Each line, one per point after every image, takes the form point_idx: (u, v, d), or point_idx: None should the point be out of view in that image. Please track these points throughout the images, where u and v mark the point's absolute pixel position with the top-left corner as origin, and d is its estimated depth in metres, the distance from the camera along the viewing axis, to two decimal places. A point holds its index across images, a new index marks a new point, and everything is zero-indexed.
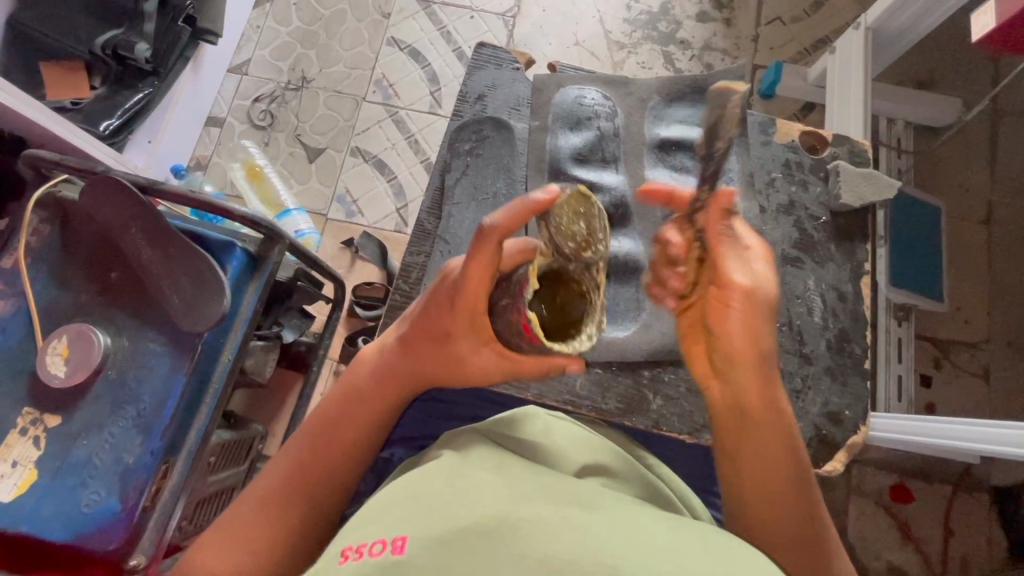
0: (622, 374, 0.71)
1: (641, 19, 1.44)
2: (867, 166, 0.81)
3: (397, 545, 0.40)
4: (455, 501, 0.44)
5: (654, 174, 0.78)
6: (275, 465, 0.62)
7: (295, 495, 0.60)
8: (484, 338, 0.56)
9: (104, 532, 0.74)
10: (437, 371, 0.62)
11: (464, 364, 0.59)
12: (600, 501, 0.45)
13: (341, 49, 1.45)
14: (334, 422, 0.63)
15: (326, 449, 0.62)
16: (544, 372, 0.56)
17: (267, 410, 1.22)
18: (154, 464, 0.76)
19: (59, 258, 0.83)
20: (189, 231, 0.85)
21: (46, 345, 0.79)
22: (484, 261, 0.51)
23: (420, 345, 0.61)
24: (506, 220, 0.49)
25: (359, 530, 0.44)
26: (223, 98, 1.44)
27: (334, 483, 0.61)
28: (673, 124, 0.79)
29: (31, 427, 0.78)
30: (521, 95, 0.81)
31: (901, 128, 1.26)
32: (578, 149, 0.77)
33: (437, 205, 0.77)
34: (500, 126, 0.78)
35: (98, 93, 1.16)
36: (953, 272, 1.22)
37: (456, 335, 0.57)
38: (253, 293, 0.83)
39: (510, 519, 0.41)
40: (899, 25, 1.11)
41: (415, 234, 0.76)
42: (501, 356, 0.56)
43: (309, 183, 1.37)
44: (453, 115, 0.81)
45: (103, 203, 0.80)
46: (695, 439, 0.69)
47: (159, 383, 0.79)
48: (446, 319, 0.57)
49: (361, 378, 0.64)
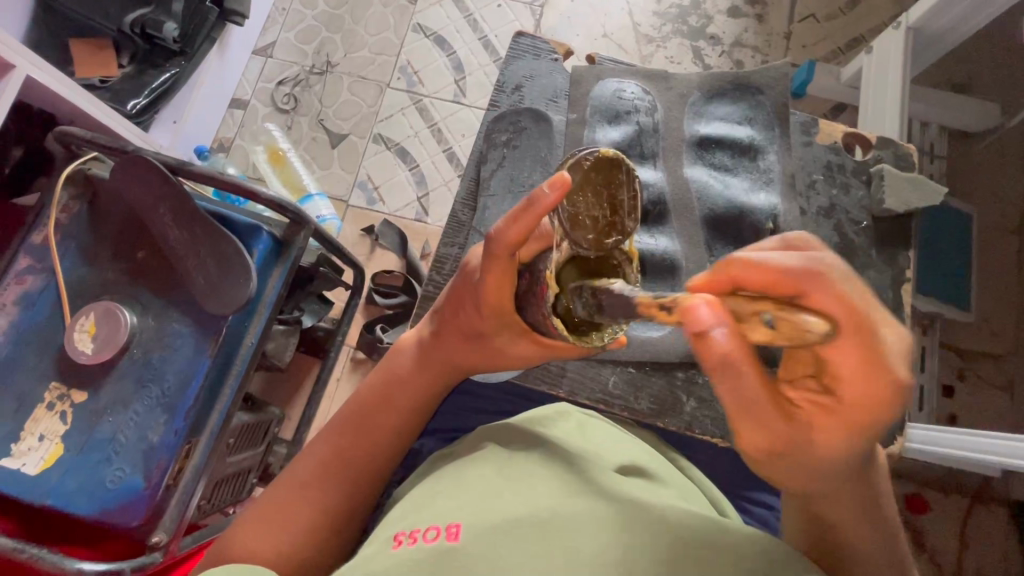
0: (656, 374, 0.71)
1: (671, 12, 1.41)
2: (911, 170, 0.79)
3: (451, 531, 0.47)
4: (502, 493, 0.51)
5: (693, 172, 0.76)
6: (314, 450, 0.63)
7: (337, 480, 0.61)
8: (520, 331, 0.57)
9: (128, 509, 0.75)
10: (474, 361, 0.64)
11: (503, 355, 0.62)
12: (627, 506, 0.49)
13: (366, 34, 1.44)
14: (373, 411, 0.64)
15: (366, 436, 0.63)
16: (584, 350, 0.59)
17: (285, 393, 1.23)
18: (177, 443, 0.77)
19: (88, 235, 0.83)
20: (215, 212, 0.84)
21: (73, 322, 0.79)
22: (500, 264, 0.52)
23: (455, 341, 0.63)
24: (514, 228, 0.48)
25: (416, 515, 0.52)
26: (247, 80, 1.43)
27: (374, 470, 0.62)
28: (713, 122, 0.78)
29: (58, 402, 0.78)
30: (559, 86, 0.81)
31: (933, 134, 1.24)
32: (617, 144, 0.76)
33: (473, 198, 0.78)
34: (539, 118, 0.77)
35: (125, 71, 1.16)
36: (982, 282, 1.19)
37: (490, 334, 0.60)
38: (278, 277, 0.83)
39: (545, 515, 0.48)
40: (939, 26, 1.08)
41: (450, 225, 0.77)
42: (539, 343, 0.59)
43: (332, 169, 1.36)
44: (489, 105, 0.81)
45: (132, 183, 0.80)
46: (728, 443, 0.68)
47: (184, 363, 0.79)
48: (476, 321, 0.59)
49: (399, 370, 0.66)
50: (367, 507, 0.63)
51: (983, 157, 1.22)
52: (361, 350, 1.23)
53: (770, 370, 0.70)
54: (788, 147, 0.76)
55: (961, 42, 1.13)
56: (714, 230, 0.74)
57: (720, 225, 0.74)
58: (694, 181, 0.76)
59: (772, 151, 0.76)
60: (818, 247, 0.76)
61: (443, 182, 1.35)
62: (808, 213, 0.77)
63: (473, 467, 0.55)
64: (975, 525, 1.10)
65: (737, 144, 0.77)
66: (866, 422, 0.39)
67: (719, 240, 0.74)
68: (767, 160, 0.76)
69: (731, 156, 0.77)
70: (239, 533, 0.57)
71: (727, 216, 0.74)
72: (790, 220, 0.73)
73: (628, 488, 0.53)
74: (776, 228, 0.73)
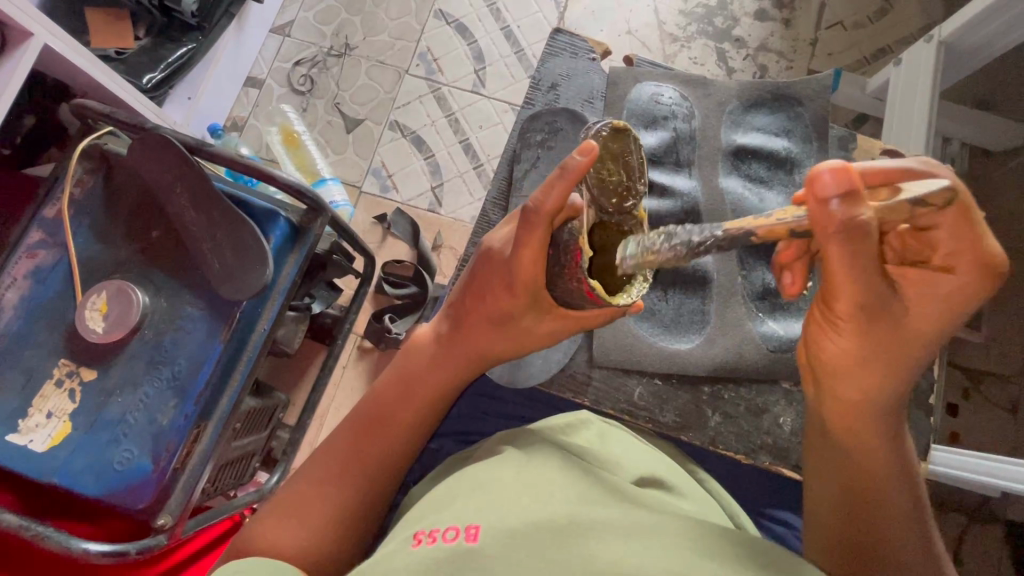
0: (682, 388, 0.71)
1: (698, 12, 1.39)
2: None
3: (471, 533, 0.47)
4: (523, 496, 0.51)
5: (728, 182, 0.75)
6: (331, 445, 0.63)
7: (355, 474, 0.60)
8: (546, 308, 0.60)
9: (136, 491, 0.74)
10: (497, 343, 0.63)
11: (530, 335, 0.62)
12: (650, 522, 0.49)
13: (387, 17, 1.42)
14: (391, 409, 0.63)
15: (383, 433, 0.62)
16: (607, 319, 0.60)
17: (290, 379, 1.22)
18: (187, 427, 0.76)
19: (103, 211, 0.82)
20: (233, 196, 0.83)
21: (85, 299, 0.78)
22: (535, 243, 0.53)
23: (479, 326, 0.63)
24: (549, 199, 0.49)
25: (431, 518, 0.51)
26: (264, 58, 1.41)
27: (392, 467, 0.62)
28: (751, 132, 0.77)
29: (67, 380, 0.78)
30: (595, 87, 0.80)
31: (957, 149, 1.24)
32: (652, 150, 0.76)
33: (503, 198, 0.76)
34: (575, 119, 0.76)
35: (142, 44, 1.14)
36: (996, 301, 1.17)
37: (518, 314, 0.60)
38: (293, 265, 0.82)
39: (575, 524, 0.48)
40: (972, 42, 1.06)
41: (479, 225, 0.76)
42: (565, 316, 0.60)
43: (346, 154, 1.35)
44: (524, 102, 0.80)
45: (150, 161, 0.79)
46: (751, 460, 0.68)
47: (196, 348, 0.78)
48: (506, 302, 0.59)
49: (421, 364, 0.65)
50: (382, 505, 0.62)
51: (1005, 177, 1.21)
52: (368, 339, 1.22)
53: (796, 388, 0.70)
54: (824, 162, 0.75)
55: (992, 58, 1.11)
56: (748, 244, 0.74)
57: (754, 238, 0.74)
58: (729, 192, 0.74)
59: (809, 165, 0.74)
60: None
61: (458, 173, 1.33)
62: None
63: (495, 469, 0.55)
64: (970, 544, 1.10)
65: (773, 155, 0.76)
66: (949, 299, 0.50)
67: (752, 253, 0.74)
68: (803, 175, 0.75)
69: (766, 167, 0.75)
70: (262, 524, 0.58)
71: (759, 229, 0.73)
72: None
73: (649, 500, 0.53)
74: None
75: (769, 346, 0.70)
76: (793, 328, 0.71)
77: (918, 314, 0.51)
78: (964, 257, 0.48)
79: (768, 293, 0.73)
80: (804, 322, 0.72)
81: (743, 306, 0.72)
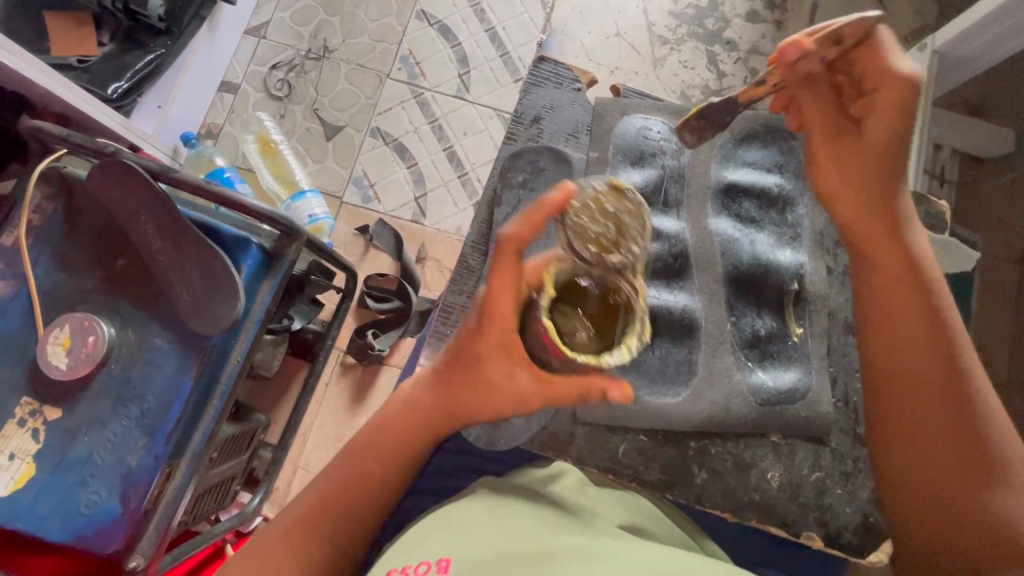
0: (668, 444, 0.67)
1: (688, 13, 1.33)
2: (939, 229, 0.79)
3: (442, 566, 0.47)
4: (493, 528, 0.50)
5: (718, 223, 0.72)
6: (307, 493, 0.61)
7: (318, 530, 0.58)
8: (518, 358, 0.53)
9: (105, 535, 0.72)
10: (464, 396, 0.57)
11: (493, 390, 0.55)
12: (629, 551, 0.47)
13: (366, 19, 1.36)
14: (365, 457, 0.60)
15: (354, 490, 0.59)
16: (582, 395, 0.52)
17: (271, 396, 1.19)
18: (157, 468, 0.73)
19: (63, 239, 0.78)
20: (201, 222, 0.79)
21: (46, 334, 0.75)
22: (507, 278, 0.50)
23: (450, 371, 0.58)
24: (522, 228, 0.48)
25: (404, 554, 0.50)
26: (239, 62, 1.35)
27: (367, 521, 0.60)
28: (743, 167, 0.75)
29: (30, 419, 0.74)
30: (580, 119, 0.79)
31: (947, 155, 1.15)
32: (639, 189, 0.74)
33: (484, 242, 0.75)
34: (559, 159, 0.77)
35: (106, 50, 1.09)
36: (983, 307, 1.11)
37: (485, 357, 0.54)
38: (268, 293, 0.78)
39: (545, 550, 0.47)
40: (968, 52, 1.02)
41: (457, 271, 0.75)
42: (540, 379, 0.53)
43: (326, 162, 1.30)
44: (506, 136, 0.79)
45: (111, 188, 0.75)
46: (739, 519, 0.65)
47: (166, 383, 0.75)
48: (478, 340, 0.54)
49: (394, 405, 0.61)
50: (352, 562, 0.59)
51: (993, 185, 1.15)
52: (351, 355, 1.20)
53: (784, 442, 0.67)
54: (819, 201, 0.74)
55: (991, 66, 1.07)
56: (736, 288, 0.70)
57: (744, 282, 0.71)
58: (719, 234, 0.72)
59: (801, 204, 0.73)
60: (842, 310, 0.71)
61: (442, 182, 1.29)
62: (836, 271, 0.72)
63: (465, 505, 0.54)
64: None
65: (765, 193, 0.74)
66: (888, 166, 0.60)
67: (741, 297, 0.70)
68: (796, 214, 0.73)
69: (758, 206, 0.73)
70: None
71: (752, 274, 0.71)
72: (815, 279, 0.71)
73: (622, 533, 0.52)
74: (802, 288, 0.70)
75: (759, 400, 0.66)
76: (783, 379, 0.68)
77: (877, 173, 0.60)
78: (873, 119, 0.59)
79: (757, 341, 0.69)
80: (795, 370, 0.68)
81: (731, 355, 0.68)
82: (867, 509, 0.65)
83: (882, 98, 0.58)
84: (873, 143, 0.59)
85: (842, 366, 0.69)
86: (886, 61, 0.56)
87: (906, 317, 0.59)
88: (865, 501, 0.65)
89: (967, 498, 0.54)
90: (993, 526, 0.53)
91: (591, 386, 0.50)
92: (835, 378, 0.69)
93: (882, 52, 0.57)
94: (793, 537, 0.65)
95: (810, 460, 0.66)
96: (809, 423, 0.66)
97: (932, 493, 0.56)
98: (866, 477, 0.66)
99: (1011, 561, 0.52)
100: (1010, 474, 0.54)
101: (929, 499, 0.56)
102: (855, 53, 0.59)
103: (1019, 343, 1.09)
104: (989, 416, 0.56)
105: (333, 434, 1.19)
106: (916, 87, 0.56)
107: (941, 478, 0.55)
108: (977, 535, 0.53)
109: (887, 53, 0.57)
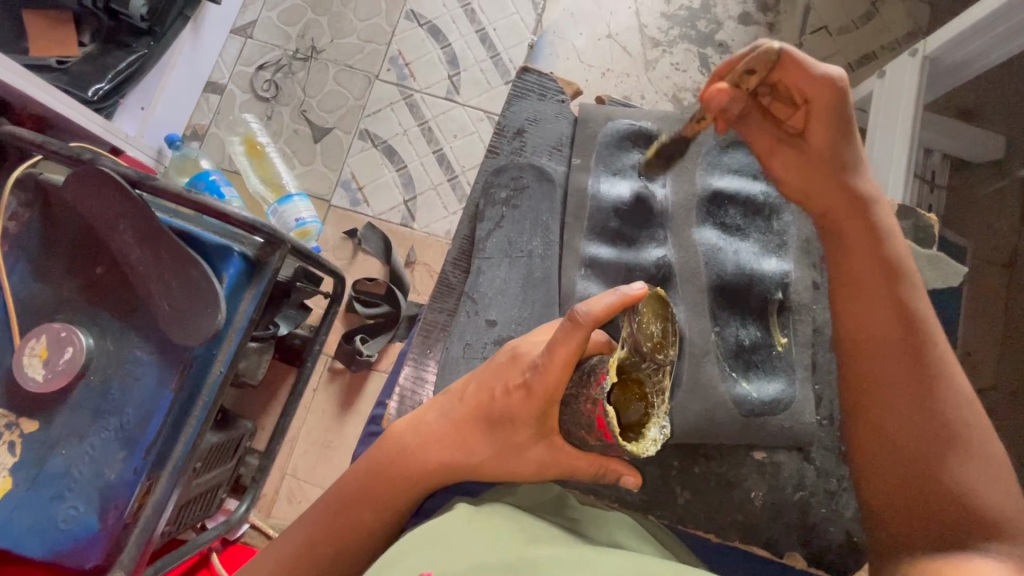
0: (651, 464, 0.69)
1: (680, 14, 1.31)
2: (930, 243, 0.80)
3: None
4: (472, 539, 0.48)
5: (701, 234, 0.72)
6: (304, 520, 0.60)
7: (307, 563, 0.58)
8: (545, 431, 0.55)
9: (85, 549, 0.72)
10: (483, 453, 0.58)
11: (517, 454, 0.57)
12: (616, 558, 0.45)
13: (355, 18, 1.34)
14: (356, 486, 0.59)
15: (340, 525, 0.58)
16: (598, 473, 0.57)
17: (257, 403, 1.18)
18: (137, 481, 0.72)
19: (39, 249, 0.76)
20: (182, 230, 0.77)
21: (23, 345, 0.73)
22: (569, 350, 0.49)
23: (471, 427, 0.58)
24: (597, 311, 0.47)
25: (387, 569, 0.47)
26: (224, 62, 1.33)
27: (356, 552, 0.59)
28: (730, 176, 0.74)
29: (8, 431, 0.74)
30: (565, 132, 0.79)
31: (938, 160, 1.14)
32: (621, 199, 0.73)
33: (465, 258, 0.76)
34: (542, 176, 0.76)
35: (86, 51, 1.08)
36: (972, 312, 1.11)
37: (520, 421, 0.55)
38: (250, 301, 0.76)
39: (528, 557, 0.44)
40: (959, 58, 1.01)
41: (439, 288, 0.76)
42: (553, 447, 0.56)
43: (314, 165, 1.28)
44: (489, 148, 0.79)
45: (89, 196, 0.73)
46: (721, 538, 0.68)
47: (145, 397, 0.74)
48: (516, 401, 0.54)
49: (398, 451, 0.60)
50: None
51: (985, 191, 1.14)
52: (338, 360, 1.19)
53: (767, 461, 0.69)
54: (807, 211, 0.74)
55: (982, 71, 1.06)
56: (720, 299, 0.69)
57: (728, 294, 0.70)
58: (703, 244, 0.71)
59: (788, 212, 0.73)
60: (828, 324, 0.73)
61: (431, 185, 1.28)
62: (823, 286, 0.73)
63: (446, 519, 0.52)
64: None
65: (751, 201, 0.74)
66: (840, 152, 0.62)
67: (724, 309, 0.69)
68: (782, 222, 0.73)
69: (743, 214, 0.73)
70: None
71: (736, 285, 0.70)
72: (801, 289, 0.72)
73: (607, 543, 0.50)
74: (786, 299, 0.71)
75: (742, 411, 0.66)
76: (765, 391, 0.67)
77: (830, 155, 0.62)
78: (811, 120, 0.61)
79: (741, 351, 0.68)
80: (778, 382, 0.68)
81: (716, 367, 0.67)
82: (851, 527, 0.67)
83: (812, 105, 0.60)
84: (817, 147, 0.62)
85: (827, 384, 0.71)
86: (810, 71, 0.58)
87: (872, 288, 0.59)
88: (849, 520, 0.67)
89: (935, 469, 0.53)
90: (959, 494, 0.52)
91: (609, 468, 0.57)
92: (821, 396, 0.71)
93: (803, 64, 0.58)
94: (777, 557, 0.67)
95: (794, 479, 0.68)
96: (790, 435, 0.67)
97: (905, 465, 0.54)
98: (849, 495, 0.68)
99: (978, 534, 0.51)
100: (976, 446, 0.54)
101: (902, 472, 0.54)
102: (775, 73, 0.60)
103: (1006, 349, 1.08)
104: (956, 391, 0.55)
105: (321, 441, 1.17)
106: (842, 87, 0.59)
107: (910, 447, 0.54)
108: (949, 507, 0.52)
109: (807, 62, 0.58)
